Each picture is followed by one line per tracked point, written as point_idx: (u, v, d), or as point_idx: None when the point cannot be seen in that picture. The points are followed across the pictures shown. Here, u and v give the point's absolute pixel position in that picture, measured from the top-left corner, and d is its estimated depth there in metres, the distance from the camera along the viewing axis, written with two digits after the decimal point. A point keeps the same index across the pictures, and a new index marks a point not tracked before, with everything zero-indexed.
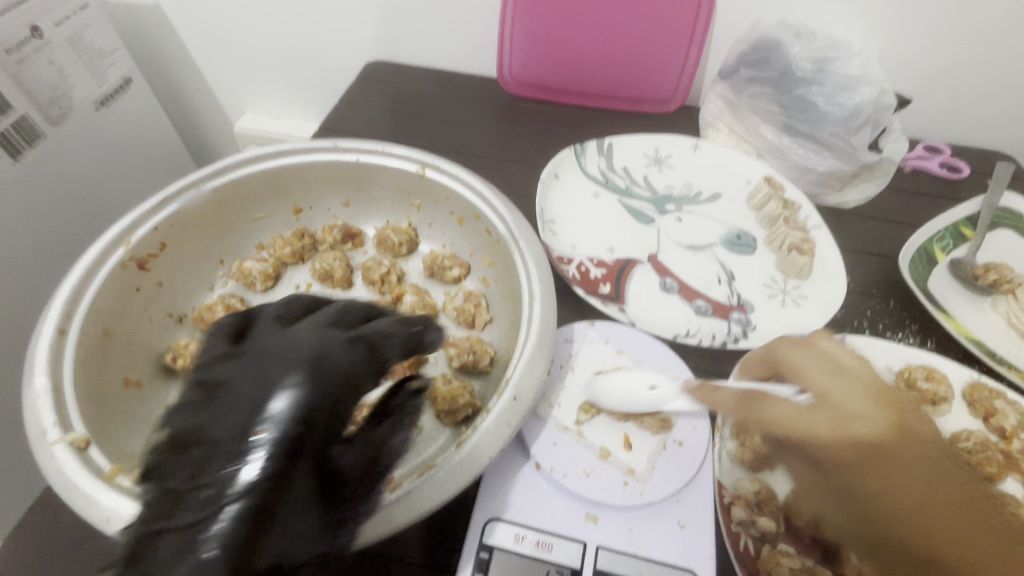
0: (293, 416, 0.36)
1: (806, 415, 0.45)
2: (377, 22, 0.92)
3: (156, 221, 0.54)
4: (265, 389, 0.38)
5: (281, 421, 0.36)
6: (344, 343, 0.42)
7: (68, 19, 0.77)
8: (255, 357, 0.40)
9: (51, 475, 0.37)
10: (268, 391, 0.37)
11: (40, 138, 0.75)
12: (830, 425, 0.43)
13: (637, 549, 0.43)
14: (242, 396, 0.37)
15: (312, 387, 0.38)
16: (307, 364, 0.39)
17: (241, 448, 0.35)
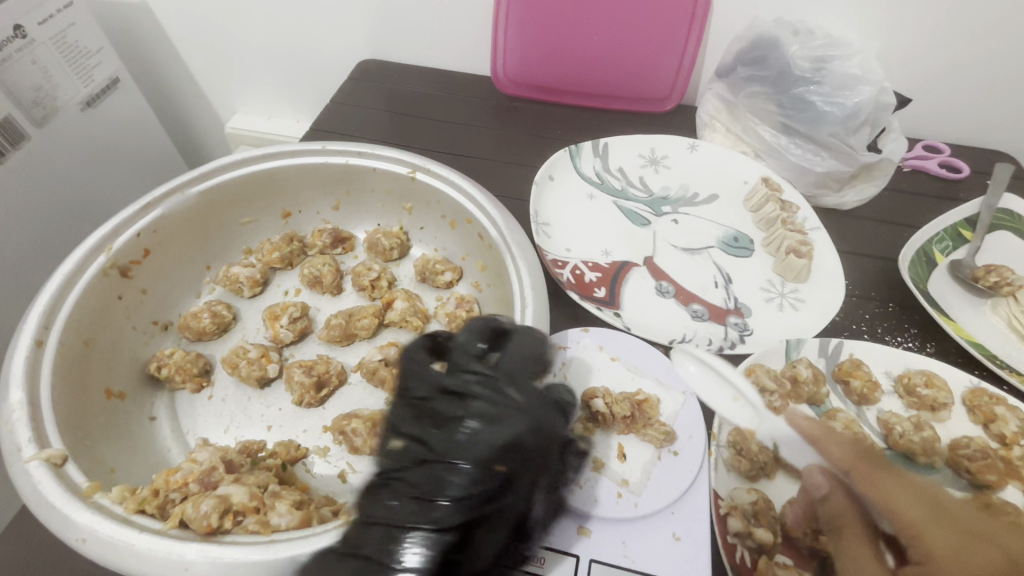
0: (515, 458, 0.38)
1: (904, 503, 0.42)
2: (368, 20, 0.90)
3: (139, 228, 0.52)
4: (456, 431, 0.39)
5: (463, 473, 0.37)
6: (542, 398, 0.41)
7: (53, 18, 0.75)
8: (483, 394, 0.40)
9: (24, 493, 0.36)
10: (457, 438, 0.38)
11: (25, 140, 0.73)
12: (957, 537, 0.39)
13: (631, 562, 0.42)
14: (468, 443, 0.38)
15: (503, 444, 0.38)
16: (492, 412, 0.39)
17: (427, 491, 0.37)
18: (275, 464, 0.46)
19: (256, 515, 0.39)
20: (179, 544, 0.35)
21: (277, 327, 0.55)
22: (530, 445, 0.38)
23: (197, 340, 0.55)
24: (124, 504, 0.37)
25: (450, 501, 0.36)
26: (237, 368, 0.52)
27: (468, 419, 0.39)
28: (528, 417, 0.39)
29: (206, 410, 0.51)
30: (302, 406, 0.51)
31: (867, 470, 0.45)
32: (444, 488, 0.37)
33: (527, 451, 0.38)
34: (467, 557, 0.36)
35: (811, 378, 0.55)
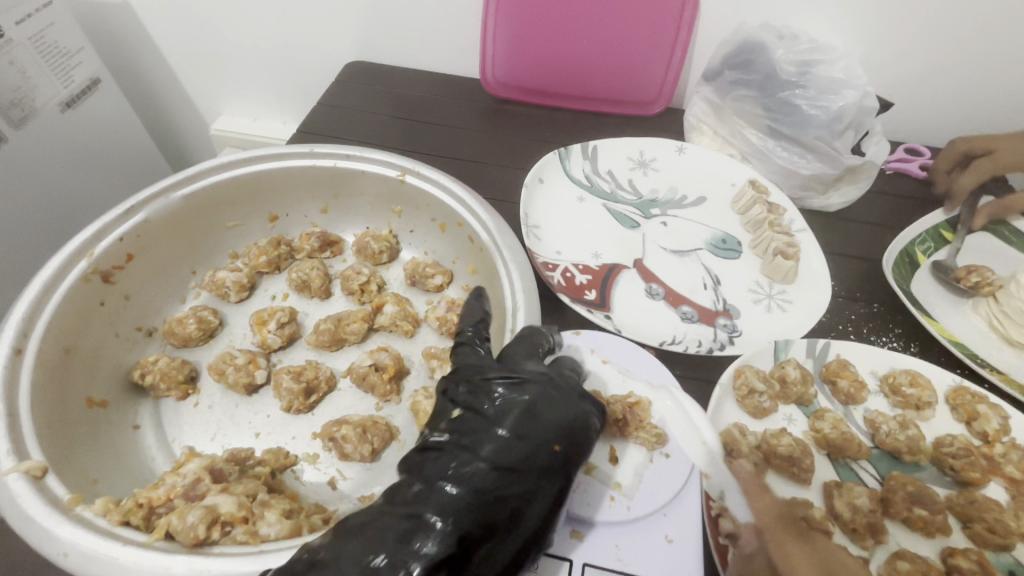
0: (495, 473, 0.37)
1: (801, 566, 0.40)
2: (355, 21, 0.89)
3: (121, 232, 0.51)
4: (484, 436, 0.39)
5: (506, 445, 0.38)
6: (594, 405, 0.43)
7: (30, 17, 0.73)
8: (543, 380, 0.43)
9: (2, 507, 0.35)
10: (497, 410, 0.40)
11: (1, 141, 0.71)
12: None
13: (625, 566, 0.42)
14: (524, 427, 0.39)
15: (552, 431, 0.40)
16: (532, 393, 0.41)
17: (464, 461, 0.37)
18: (265, 471, 0.45)
19: (245, 525, 0.39)
20: (164, 557, 0.34)
21: (264, 332, 0.54)
22: (574, 438, 0.40)
23: (182, 346, 0.54)
24: (108, 516, 0.36)
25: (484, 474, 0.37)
26: (224, 375, 0.51)
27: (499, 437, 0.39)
28: (567, 411, 0.41)
29: (192, 417, 0.50)
30: (291, 412, 0.50)
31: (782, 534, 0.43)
32: (490, 455, 0.38)
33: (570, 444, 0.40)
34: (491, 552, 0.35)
35: (799, 378, 0.55)
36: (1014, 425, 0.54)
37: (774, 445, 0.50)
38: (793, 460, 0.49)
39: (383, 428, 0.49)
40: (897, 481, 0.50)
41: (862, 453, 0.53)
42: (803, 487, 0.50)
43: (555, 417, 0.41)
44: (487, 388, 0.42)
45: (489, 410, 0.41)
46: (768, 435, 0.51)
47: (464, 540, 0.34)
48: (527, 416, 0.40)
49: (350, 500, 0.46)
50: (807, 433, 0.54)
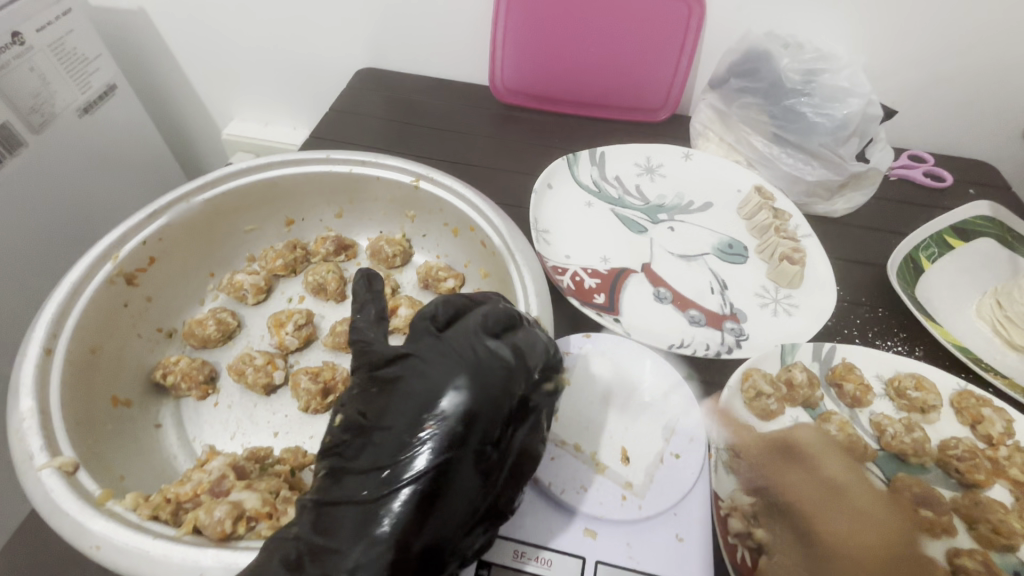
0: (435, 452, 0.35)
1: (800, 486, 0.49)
2: (367, 29, 0.91)
3: (144, 236, 0.53)
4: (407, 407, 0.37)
5: (406, 438, 0.36)
6: (491, 351, 0.38)
7: (51, 25, 0.75)
8: (424, 357, 0.39)
9: (38, 501, 0.36)
10: (388, 401, 0.38)
11: (22, 146, 0.73)
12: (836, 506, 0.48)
13: (636, 563, 0.43)
14: (414, 407, 0.37)
15: (442, 398, 0.36)
16: (415, 376, 0.38)
17: (391, 441, 0.36)
18: (285, 469, 0.46)
19: (269, 520, 0.40)
20: (194, 550, 0.35)
21: (282, 334, 0.55)
22: (471, 402, 0.36)
23: (201, 347, 0.55)
24: (138, 511, 0.38)
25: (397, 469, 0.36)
26: (243, 375, 0.52)
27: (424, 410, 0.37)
28: (453, 371, 0.37)
29: (212, 417, 0.51)
30: (308, 412, 0.51)
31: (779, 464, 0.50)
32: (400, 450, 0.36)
33: (466, 410, 0.36)
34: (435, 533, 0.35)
35: (806, 381, 0.56)
36: (1018, 428, 0.55)
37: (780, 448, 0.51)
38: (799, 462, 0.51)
39: None
40: (903, 483, 0.51)
41: (868, 455, 0.54)
42: None
43: (460, 379, 0.37)
44: (380, 380, 0.40)
45: (418, 377, 0.38)
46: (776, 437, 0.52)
47: (405, 527, 0.34)
48: (453, 377, 0.37)
49: None
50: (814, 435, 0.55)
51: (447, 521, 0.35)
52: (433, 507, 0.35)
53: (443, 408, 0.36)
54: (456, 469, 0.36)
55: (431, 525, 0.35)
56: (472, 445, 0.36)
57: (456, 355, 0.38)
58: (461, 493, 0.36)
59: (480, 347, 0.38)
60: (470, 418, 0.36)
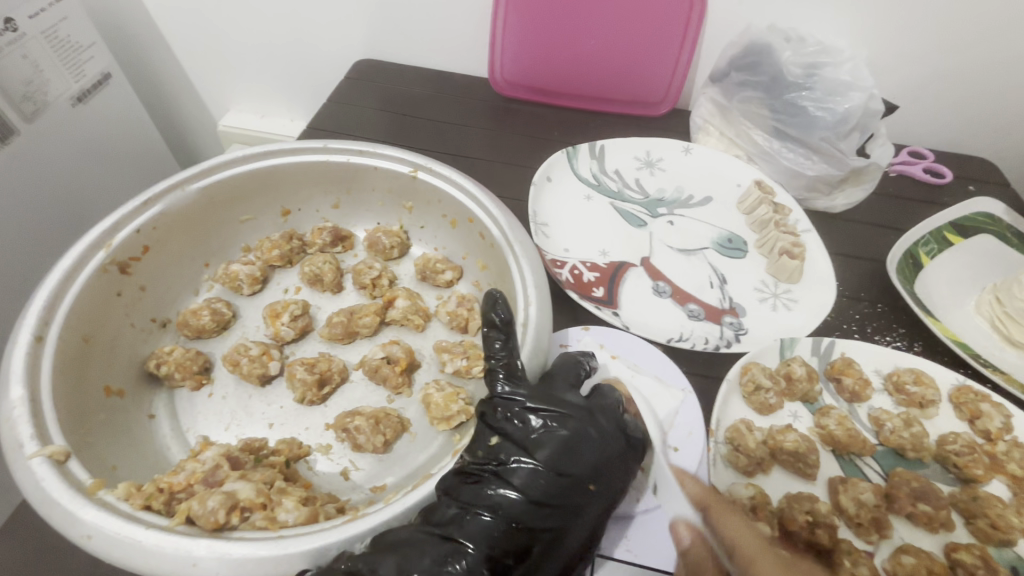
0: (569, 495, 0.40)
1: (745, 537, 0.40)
2: (365, 20, 0.90)
3: (138, 224, 0.52)
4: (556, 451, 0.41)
5: (544, 481, 0.39)
6: (622, 434, 0.44)
7: (44, 12, 0.74)
8: (581, 418, 0.43)
9: (27, 489, 0.35)
10: (535, 441, 0.41)
11: (13, 134, 0.72)
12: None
13: (634, 556, 0.44)
14: (558, 462, 0.40)
15: (589, 471, 0.41)
16: (574, 432, 0.42)
17: (535, 472, 0.40)
18: (280, 460, 0.46)
19: (263, 511, 0.40)
20: (186, 540, 0.34)
21: (277, 325, 0.54)
22: (608, 483, 0.41)
23: (196, 337, 0.55)
24: (130, 500, 0.37)
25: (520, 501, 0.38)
26: (238, 366, 0.51)
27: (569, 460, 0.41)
28: (605, 449, 0.42)
29: (206, 408, 0.51)
30: (304, 403, 0.51)
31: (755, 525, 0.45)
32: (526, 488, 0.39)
33: (604, 487, 0.41)
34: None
35: (805, 376, 0.56)
36: (1017, 424, 0.55)
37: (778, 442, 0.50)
38: (798, 457, 0.50)
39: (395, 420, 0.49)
40: (902, 477, 0.51)
41: (867, 450, 0.53)
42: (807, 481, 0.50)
43: (553, 453, 0.40)
44: (517, 416, 0.43)
45: (574, 420, 0.43)
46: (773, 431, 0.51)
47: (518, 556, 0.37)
48: (604, 439, 0.43)
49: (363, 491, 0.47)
50: (813, 429, 0.55)
51: (540, 572, 0.38)
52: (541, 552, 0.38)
53: (582, 477, 0.40)
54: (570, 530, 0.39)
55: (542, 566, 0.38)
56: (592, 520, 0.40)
57: (605, 433, 0.43)
58: (571, 540, 0.39)
59: (633, 436, 0.45)
60: (601, 492, 0.41)
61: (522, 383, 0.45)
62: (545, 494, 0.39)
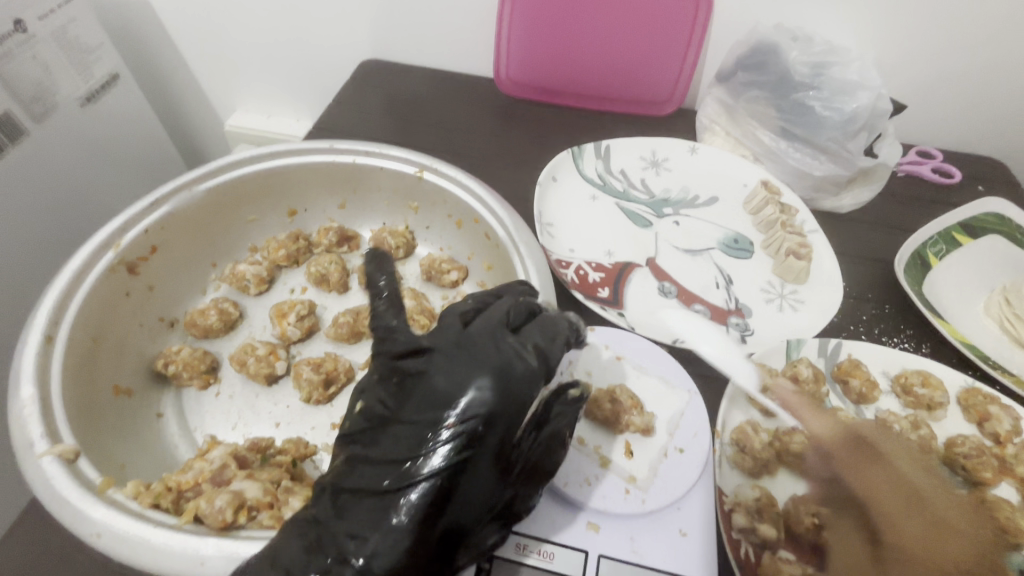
0: (458, 445, 0.36)
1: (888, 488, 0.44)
2: (371, 21, 0.90)
3: (146, 224, 0.52)
4: (430, 406, 0.37)
5: (421, 436, 0.37)
6: (525, 353, 0.40)
7: (53, 13, 0.75)
8: (448, 362, 0.39)
9: (38, 488, 0.36)
10: (405, 400, 0.38)
11: (23, 134, 0.72)
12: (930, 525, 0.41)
13: (640, 557, 0.43)
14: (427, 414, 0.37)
15: (458, 405, 0.37)
16: (437, 377, 0.38)
17: (418, 432, 0.37)
18: (286, 459, 0.46)
19: (270, 510, 0.40)
20: (195, 539, 0.35)
21: (284, 324, 0.55)
22: (486, 407, 0.37)
23: (203, 337, 0.55)
24: (140, 499, 0.38)
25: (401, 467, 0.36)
26: (245, 365, 0.52)
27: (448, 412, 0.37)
28: (470, 379, 0.38)
29: (214, 407, 0.51)
30: (310, 403, 0.51)
31: (855, 459, 0.47)
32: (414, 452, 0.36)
33: (482, 413, 0.37)
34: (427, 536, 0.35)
35: (812, 377, 0.56)
36: None
37: (785, 443, 0.51)
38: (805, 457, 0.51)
39: None
40: None
41: None
42: None
43: (484, 380, 0.37)
44: (399, 373, 0.40)
45: (447, 364, 0.39)
46: (780, 433, 0.52)
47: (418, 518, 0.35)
48: (491, 375, 0.38)
49: None
50: None
51: (445, 519, 0.36)
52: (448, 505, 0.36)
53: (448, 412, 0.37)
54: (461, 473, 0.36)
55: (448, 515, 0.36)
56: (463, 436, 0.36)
57: (479, 357, 0.39)
58: (475, 487, 0.37)
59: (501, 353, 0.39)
60: (486, 421, 0.37)
61: (397, 334, 0.42)
62: (453, 431, 0.36)
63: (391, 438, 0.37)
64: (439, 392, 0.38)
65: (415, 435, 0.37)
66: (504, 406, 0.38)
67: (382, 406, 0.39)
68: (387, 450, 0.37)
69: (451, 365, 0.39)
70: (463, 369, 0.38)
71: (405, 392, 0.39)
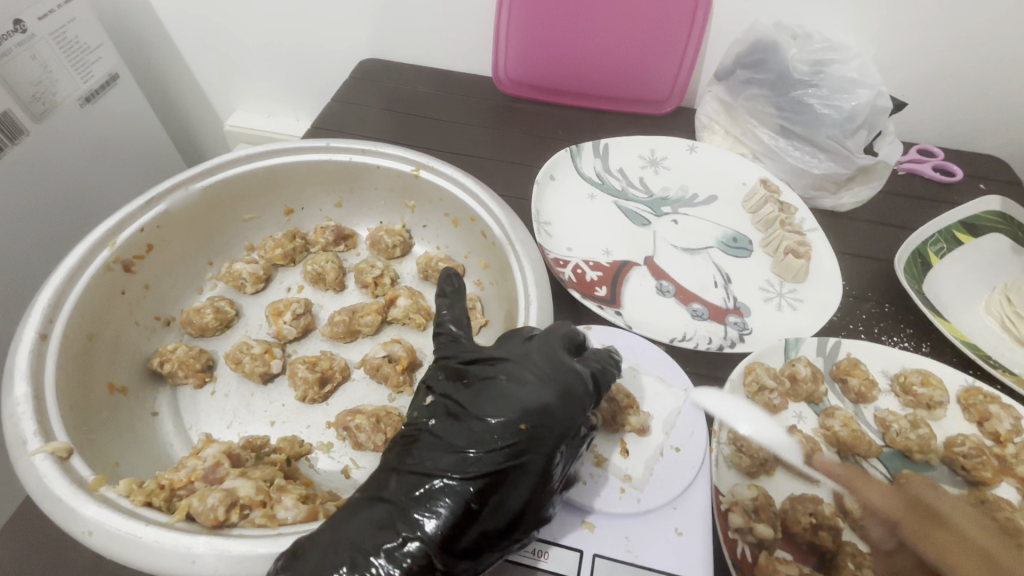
0: (516, 448, 0.38)
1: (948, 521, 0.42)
2: (370, 20, 0.90)
3: (142, 223, 0.52)
4: (494, 407, 0.39)
5: (480, 438, 0.38)
6: (584, 377, 0.42)
7: (52, 14, 0.75)
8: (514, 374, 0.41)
9: (31, 486, 0.36)
10: (469, 403, 0.40)
11: (23, 134, 0.72)
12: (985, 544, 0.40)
13: (635, 557, 0.43)
14: (490, 420, 0.38)
15: (519, 417, 0.38)
16: (507, 387, 0.40)
17: (478, 428, 0.38)
18: (281, 458, 0.46)
19: (263, 508, 0.40)
20: (186, 537, 0.35)
21: (280, 323, 0.55)
22: (547, 424, 0.39)
23: (199, 335, 0.55)
24: (132, 497, 0.37)
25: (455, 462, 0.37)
26: (241, 364, 0.52)
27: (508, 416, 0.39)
28: (536, 395, 0.40)
29: (209, 406, 0.51)
30: (306, 401, 0.51)
31: (920, 525, 0.42)
32: (468, 449, 0.37)
33: (543, 429, 0.39)
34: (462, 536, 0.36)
35: (810, 376, 0.56)
36: None
37: None
38: (803, 456, 0.50)
39: (397, 418, 0.49)
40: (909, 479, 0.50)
41: (872, 452, 0.53)
42: (811, 483, 0.49)
43: (546, 397, 0.40)
44: (466, 377, 0.42)
45: (514, 371, 0.41)
46: None
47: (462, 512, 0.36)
48: (552, 390, 0.40)
49: None
50: (818, 431, 0.55)
51: (485, 522, 0.36)
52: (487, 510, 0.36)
53: (510, 423, 0.38)
54: (508, 483, 0.37)
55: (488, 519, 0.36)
56: (518, 445, 0.38)
57: (542, 375, 0.41)
58: (518, 495, 0.37)
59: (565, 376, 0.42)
60: (538, 439, 0.38)
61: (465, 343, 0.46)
62: (511, 434, 0.38)
63: (451, 430, 0.39)
64: (504, 397, 0.40)
65: (476, 431, 0.38)
66: (559, 420, 0.40)
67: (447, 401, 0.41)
68: (448, 440, 0.38)
69: (516, 374, 0.41)
70: (527, 381, 0.41)
71: (469, 391, 0.41)
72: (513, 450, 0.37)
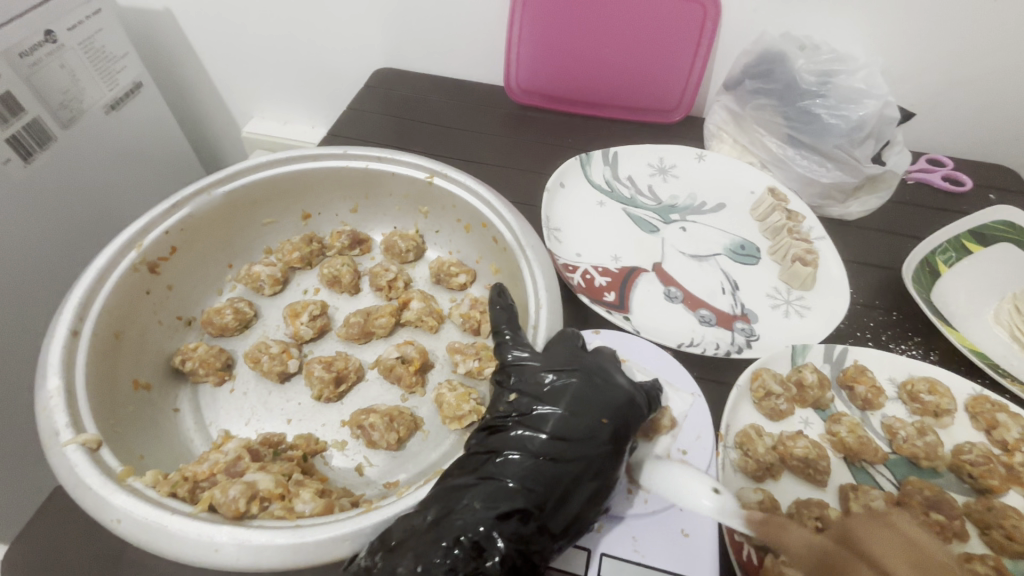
0: (589, 441, 0.41)
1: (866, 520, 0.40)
2: (386, 31, 0.93)
3: (167, 226, 0.54)
4: (562, 402, 0.42)
5: (568, 420, 0.41)
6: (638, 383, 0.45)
7: (81, 24, 0.78)
8: (588, 367, 0.45)
9: (63, 475, 0.37)
10: (551, 392, 0.43)
11: (51, 140, 0.75)
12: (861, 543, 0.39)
13: (642, 557, 0.43)
14: (573, 409, 0.42)
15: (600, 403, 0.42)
16: (585, 379, 0.43)
17: (550, 418, 0.42)
18: (297, 454, 0.48)
19: (281, 501, 0.41)
20: (209, 527, 0.36)
21: (297, 324, 0.56)
22: (625, 415, 0.43)
23: (219, 335, 0.57)
24: (156, 488, 0.39)
25: (547, 442, 0.40)
26: (259, 363, 0.53)
27: (576, 411, 0.42)
28: (614, 388, 0.44)
29: (228, 403, 0.53)
30: (321, 400, 0.52)
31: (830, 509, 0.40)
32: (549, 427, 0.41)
33: (622, 418, 0.42)
34: (559, 510, 0.39)
35: (816, 383, 0.56)
36: None
37: (789, 448, 0.51)
38: (808, 461, 0.51)
39: (409, 418, 0.51)
40: (915, 487, 0.51)
41: (879, 458, 0.53)
42: (817, 487, 0.51)
43: (611, 397, 0.43)
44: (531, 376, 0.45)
45: (578, 374, 0.44)
46: (783, 437, 0.52)
47: (543, 491, 0.39)
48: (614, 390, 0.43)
49: (376, 486, 0.48)
50: (824, 436, 0.55)
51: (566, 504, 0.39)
52: (566, 491, 0.39)
53: (590, 411, 0.42)
54: (595, 463, 0.41)
55: (569, 503, 0.39)
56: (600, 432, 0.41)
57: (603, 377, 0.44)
58: (590, 482, 0.40)
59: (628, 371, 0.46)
60: (606, 433, 0.41)
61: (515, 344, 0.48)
62: (584, 428, 0.41)
63: (523, 424, 0.42)
64: (571, 395, 0.43)
65: (548, 422, 0.41)
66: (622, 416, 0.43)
67: (515, 398, 0.44)
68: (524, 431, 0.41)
69: (579, 375, 0.44)
70: (592, 381, 0.43)
71: (534, 391, 0.44)
72: (596, 436, 0.41)
